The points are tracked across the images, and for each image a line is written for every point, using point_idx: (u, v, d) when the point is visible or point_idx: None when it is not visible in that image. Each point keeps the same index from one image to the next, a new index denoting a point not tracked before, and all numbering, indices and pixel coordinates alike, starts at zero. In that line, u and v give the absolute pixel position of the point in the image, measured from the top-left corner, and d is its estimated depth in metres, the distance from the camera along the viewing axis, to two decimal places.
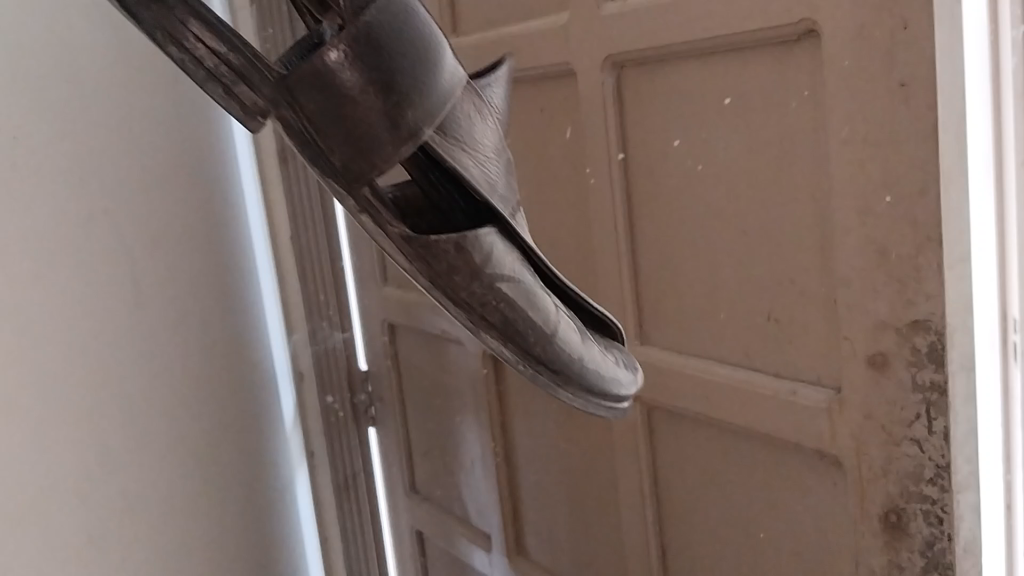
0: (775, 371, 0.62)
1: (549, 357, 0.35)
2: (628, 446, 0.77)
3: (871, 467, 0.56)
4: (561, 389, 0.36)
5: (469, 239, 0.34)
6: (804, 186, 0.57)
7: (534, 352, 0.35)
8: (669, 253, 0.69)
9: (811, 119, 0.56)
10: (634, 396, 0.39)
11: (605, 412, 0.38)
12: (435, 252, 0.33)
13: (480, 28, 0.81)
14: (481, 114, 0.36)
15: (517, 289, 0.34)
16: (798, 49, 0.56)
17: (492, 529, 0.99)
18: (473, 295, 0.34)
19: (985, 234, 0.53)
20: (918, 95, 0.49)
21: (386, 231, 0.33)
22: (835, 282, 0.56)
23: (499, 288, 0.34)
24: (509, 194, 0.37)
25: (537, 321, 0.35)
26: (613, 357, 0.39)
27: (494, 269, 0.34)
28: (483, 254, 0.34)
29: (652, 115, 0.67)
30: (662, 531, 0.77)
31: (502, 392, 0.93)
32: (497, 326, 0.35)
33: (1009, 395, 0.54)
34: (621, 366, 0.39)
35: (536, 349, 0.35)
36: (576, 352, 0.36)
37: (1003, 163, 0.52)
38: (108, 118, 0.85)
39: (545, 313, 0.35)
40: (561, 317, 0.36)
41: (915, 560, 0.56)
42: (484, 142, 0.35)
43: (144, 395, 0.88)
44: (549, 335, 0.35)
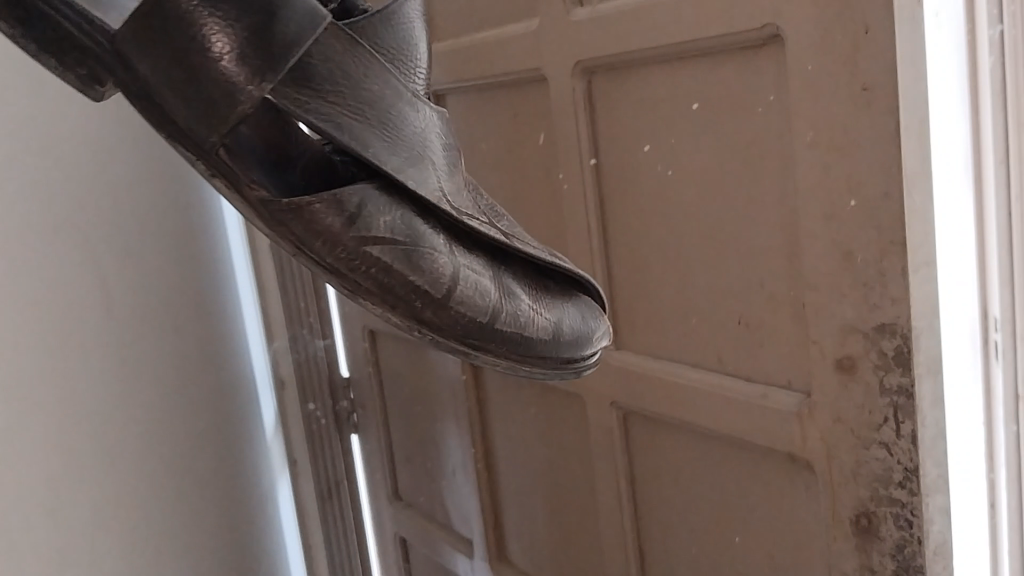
0: (746, 375, 0.62)
1: (444, 321, 0.35)
2: (604, 450, 0.77)
3: (841, 470, 0.56)
4: (476, 350, 0.36)
5: (332, 199, 0.35)
6: (771, 190, 0.57)
7: (427, 318, 0.35)
8: (641, 258, 0.69)
9: (777, 123, 0.56)
10: (585, 345, 0.38)
11: (548, 365, 0.38)
12: (297, 216, 0.35)
13: (453, 34, 0.81)
14: (382, 89, 0.36)
15: (391, 251, 0.35)
16: (764, 54, 0.56)
17: (474, 535, 0.99)
18: (343, 259, 0.35)
19: (964, 234, 0.54)
20: (880, 99, 0.49)
21: (249, 192, 0.36)
22: (804, 286, 0.56)
23: (369, 251, 0.35)
24: (416, 172, 0.36)
25: (421, 285, 0.35)
26: (539, 306, 0.37)
27: (362, 228, 0.35)
28: (349, 213, 0.35)
29: (623, 121, 0.67)
30: (640, 535, 0.77)
31: (482, 398, 0.93)
32: (378, 291, 0.35)
33: (991, 394, 0.56)
34: (550, 314, 0.37)
35: (428, 314, 0.35)
36: (480, 312, 0.35)
37: (980, 161, 0.53)
38: (79, 127, 0.85)
39: (431, 273, 0.35)
40: (455, 274, 0.36)
41: (886, 563, 0.56)
42: (398, 127, 0.36)
43: (118, 405, 0.88)
44: (437, 297, 0.35)
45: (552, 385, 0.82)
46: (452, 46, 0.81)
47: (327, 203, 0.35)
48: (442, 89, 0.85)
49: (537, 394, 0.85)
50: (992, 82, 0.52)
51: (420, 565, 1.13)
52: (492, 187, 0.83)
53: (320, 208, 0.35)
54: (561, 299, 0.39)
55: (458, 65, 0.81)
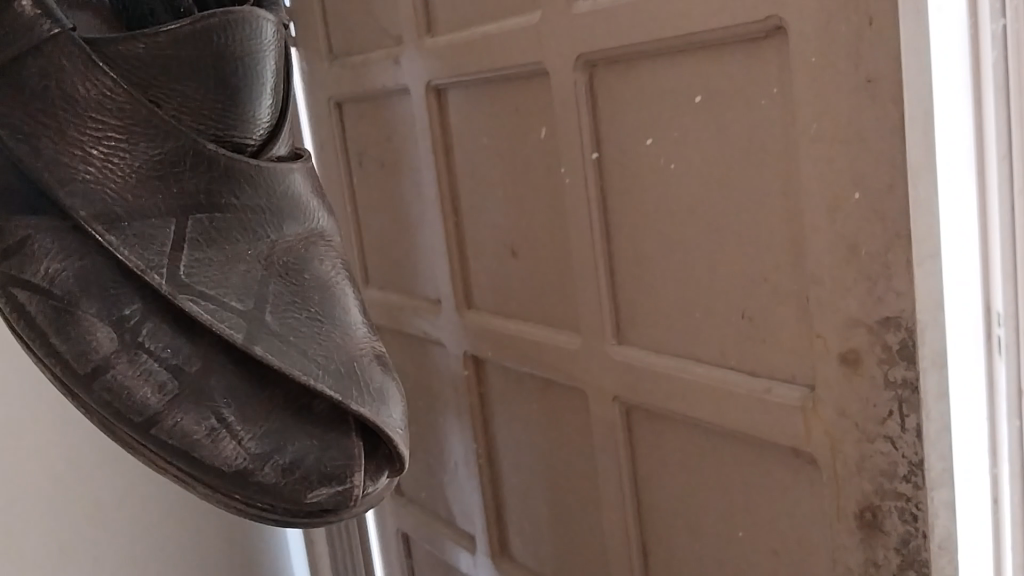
0: (750, 370, 0.62)
1: (162, 442, 0.49)
2: (607, 445, 0.77)
3: (846, 465, 0.56)
4: (195, 476, 0.49)
5: (125, 350, 0.49)
6: (775, 183, 0.57)
7: (153, 440, 0.49)
8: (643, 252, 0.69)
9: (780, 115, 0.56)
10: (329, 498, 0.50)
11: (270, 510, 0.50)
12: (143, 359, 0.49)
13: (454, 28, 0.81)
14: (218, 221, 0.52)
15: (106, 382, 0.48)
16: (767, 46, 0.55)
17: (476, 531, 0.99)
18: (98, 387, 0.49)
19: (963, 228, 0.54)
20: (884, 90, 0.49)
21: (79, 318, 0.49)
22: (807, 280, 0.56)
23: (104, 383, 0.48)
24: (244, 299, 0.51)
25: (132, 415, 0.48)
26: (303, 462, 0.50)
27: (116, 365, 0.48)
28: (115, 355, 0.49)
29: (625, 114, 0.67)
30: (643, 530, 0.76)
31: (484, 393, 0.93)
32: (107, 412, 0.49)
33: (994, 388, 0.55)
34: (296, 463, 0.49)
35: (156, 439, 0.49)
36: (173, 445, 0.48)
37: (982, 155, 0.52)
38: None
39: (143, 412, 0.48)
40: (174, 420, 0.49)
41: (891, 557, 0.55)
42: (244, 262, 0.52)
43: None
44: (161, 435, 0.48)
45: (554, 380, 0.82)
46: (451, 41, 0.81)
47: (168, 351, 0.49)
48: (443, 83, 0.85)
49: (538, 389, 0.85)
50: (995, 75, 0.50)
51: (423, 560, 1.13)
52: (493, 182, 0.83)
53: (160, 354, 0.49)
54: (321, 435, 0.51)
55: (457, 60, 0.80)
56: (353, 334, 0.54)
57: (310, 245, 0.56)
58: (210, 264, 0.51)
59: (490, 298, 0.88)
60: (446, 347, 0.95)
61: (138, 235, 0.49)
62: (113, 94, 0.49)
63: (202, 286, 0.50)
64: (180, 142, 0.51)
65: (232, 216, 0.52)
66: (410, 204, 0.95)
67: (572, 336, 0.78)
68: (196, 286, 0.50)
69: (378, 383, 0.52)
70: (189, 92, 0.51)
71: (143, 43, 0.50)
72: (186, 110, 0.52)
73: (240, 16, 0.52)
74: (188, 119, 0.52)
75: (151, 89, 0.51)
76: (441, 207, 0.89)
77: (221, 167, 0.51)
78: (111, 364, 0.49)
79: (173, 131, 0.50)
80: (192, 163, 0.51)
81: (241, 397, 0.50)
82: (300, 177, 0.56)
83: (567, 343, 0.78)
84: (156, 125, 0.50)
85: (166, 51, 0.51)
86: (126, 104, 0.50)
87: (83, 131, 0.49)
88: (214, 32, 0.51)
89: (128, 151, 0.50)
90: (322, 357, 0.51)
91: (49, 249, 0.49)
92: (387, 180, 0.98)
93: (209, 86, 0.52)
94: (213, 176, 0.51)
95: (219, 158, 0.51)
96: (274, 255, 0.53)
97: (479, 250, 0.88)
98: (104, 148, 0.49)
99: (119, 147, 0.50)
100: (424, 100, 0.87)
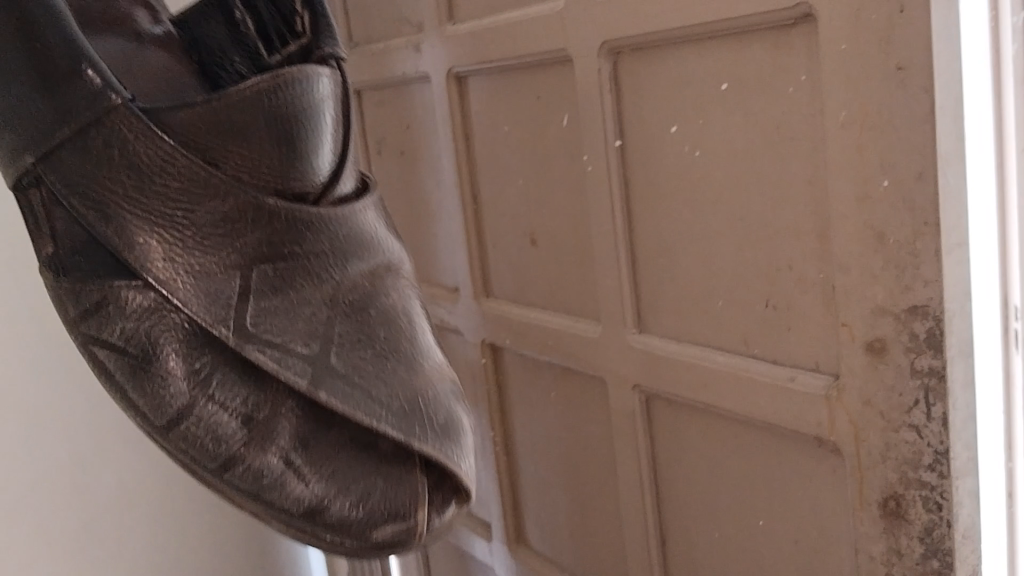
0: (773, 358, 0.62)
1: (229, 478, 0.46)
2: (626, 434, 0.77)
3: (870, 454, 0.56)
4: (257, 506, 0.46)
5: (213, 375, 0.46)
6: (802, 171, 0.57)
7: (223, 473, 0.46)
8: (667, 240, 0.69)
9: (808, 102, 0.55)
10: (396, 530, 0.46)
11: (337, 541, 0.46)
12: (214, 396, 0.46)
13: (475, 15, 0.81)
14: (283, 282, 0.48)
15: (179, 421, 0.45)
16: (796, 33, 0.55)
17: (492, 519, 0.99)
18: (170, 420, 0.46)
19: (984, 221, 0.53)
20: (915, 78, 0.48)
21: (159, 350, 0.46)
22: (834, 268, 0.56)
23: (178, 423, 0.45)
24: (296, 363, 0.46)
25: (198, 455, 0.46)
26: (369, 498, 0.46)
27: (196, 402, 0.46)
28: (192, 393, 0.46)
29: (650, 102, 0.67)
30: (662, 519, 0.77)
31: (502, 381, 0.93)
32: (181, 446, 0.46)
33: (1009, 382, 0.54)
34: (363, 501, 0.46)
35: (223, 473, 0.46)
36: (242, 479, 0.45)
37: (1003, 148, 0.52)
38: None
39: (212, 448, 0.45)
40: (246, 453, 0.46)
41: (914, 547, 0.55)
42: (296, 326, 0.47)
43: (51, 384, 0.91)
44: (226, 469, 0.45)
45: (573, 369, 0.82)
46: (473, 29, 0.80)
47: (241, 398, 0.46)
48: (464, 71, 0.84)
49: (557, 378, 0.85)
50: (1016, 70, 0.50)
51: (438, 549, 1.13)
52: (514, 170, 0.83)
53: (232, 405, 0.46)
54: (385, 473, 0.47)
55: (479, 48, 0.80)
56: (430, 366, 0.51)
57: (381, 278, 0.53)
58: (269, 317, 0.47)
59: (509, 287, 0.88)
60: (463, 335, 0.95)
61: (202, 300, 0.46)
62: (179, 160, 0.47)
63: (271, 334, 0.47)
64: (245, 201, 0.47)
65: (298, 269, 0.49)
66: (429, 193, 0.95)
67: (592, 324, 0.78)
68: (261, 335, 0.46)
69: (447, 417, 0.49)
70: (255, 152, 0.48)
71: (204, 108, 0.47)
72: (254, 171, 0.48)
73: (301, 71, 0.49)
74: (251, 178, 0.48)
75: (218, 151, 0.48)
76: (461, 195, 0.89)
77: (288, 218, 0.48)
78: (188, 410, 0.46)
79: (238, 191, 0.47)
80: (254, 221, 0.48)
81: (311, 442, 0.47)
82: (369, 214, 0.54)
83: (586, 331, 0.78)
84: (222, 185, 0.47)
85: (226, 111, 0.47)
86: (191, 172, 0.47)
87: (152, 199, 0.47)
88: (272, 89, 0.48)
89: (191, 219, 0.47)
90: (394, 401, 0.47)
91: (122, 294, 0.46)
92: (407, 167, 0.98)
93: (276, 140, 0.48)
94: (280, 228, 0.48)
95: (287, 212, 0.48)
96: (344, 293, 0.50)
97: (498, 238, 0.88)
98: (168, 203, 0.47)
99: (182, 213, 0.47)
100: (445, 87, 0.87)
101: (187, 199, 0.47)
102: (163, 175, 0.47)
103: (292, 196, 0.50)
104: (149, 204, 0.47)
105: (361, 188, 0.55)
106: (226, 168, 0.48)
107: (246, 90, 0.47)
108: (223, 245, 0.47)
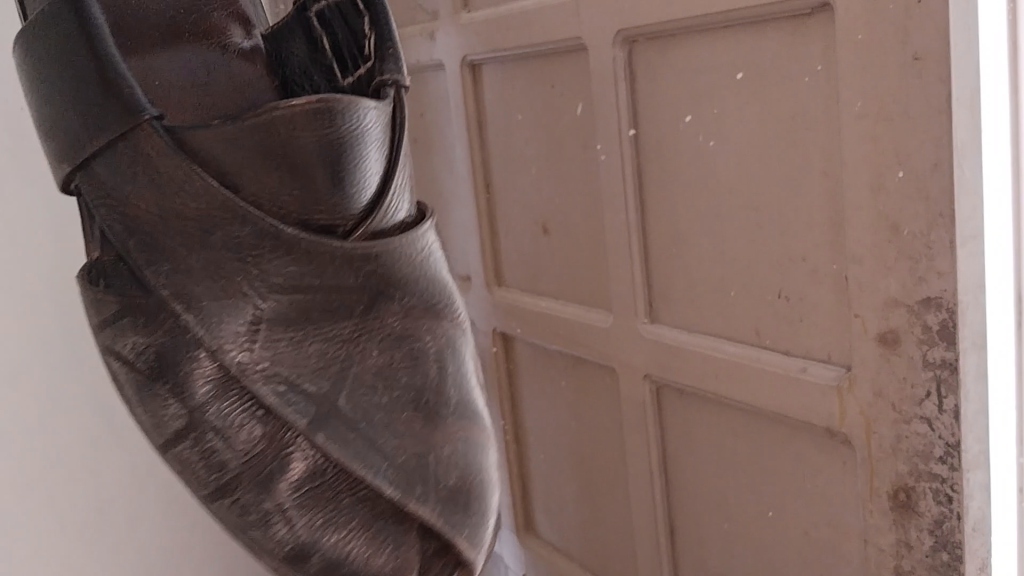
0: (785, 349, 0.62)
1: (221, 504, 0.52)
2: (636, 424, 0.77)
3: (880, 446, 0.56)
4: (244, 537, 0.52)
5: (218, 408, 0.51)
6: (817, 162, 0.57)
7: (216, 500, 0.52)
8: (679, 230, 0.69)
9: (823, 93, 0.55)
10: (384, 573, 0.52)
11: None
12: (221, 427, 0.51)
13: (490, 3, 0.81)
14: (301, 327, 0.52)
15: (187, 442, 0.52)
16: (813, 23, 0.55)
17: (502, 507, 0.99)
18: (178, 441, 0.52)
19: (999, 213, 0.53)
20: (931, 68, 0.48)
21: (179, 373, 0.52)
22: (846, 259, 0.56)
23: (182, 443, 0.52)
24: (302, 407, 0.51)
25: (199, 476, 0.52)
26: (355, 546, 0.52)
27: (200, 430, 0.51)
28: (201, 421, 0.51)
29: (664, 91, 0.67)
30: (671, 509, 0.77)
31: (513, 370, 0.94)
32: (180, 464, 0.52)
33: None
34: (352, 548, 0.52)
35: (217, 500, 0.52)
36: (231, 506, 0.52)
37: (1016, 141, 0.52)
38: None
39: (211, 473, 0.51)
40: (240, 486, 0.51)
41: (924, 539, 0.55)
42: (303, 371, 0.51)
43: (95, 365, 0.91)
44: (221, 496, 0.52)
45: (583, 359, 0.82)
46: (487, 17, 0.80)
47: (246, 430, 0.51)
48: (477, 59, 0.84)
49: (568, 367, 0.85)
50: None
51: None
52: (527, 159, 0.83)
53: (232, 436, 0.51)
54: (377, 531, 0.52)
55: (493, 36, 0.80)
56: (445, 415, 0.55)
57: (418, 320, 0.55)
58: (281, 360, 0.51)
59: (520, 276, 0.88)
60: (475, 324, 0.96)
61: (211, 327, 0.50)
62: (202, 180, 0.50)
63: (279, 370, 0.51)
64: (266, 224, 0.50)
65: (316, 300, 0.52)
66: (442, 181, 0.95)
67: (603, 314, 0.78)
68: (268, 367, 0.51)
69: (452, 479, 0.54)
70: (280, 175, 0.51)
71: (229, 130, 0.50)
72: (279, 193, 0.51)
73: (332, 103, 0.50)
74: (277, 203, 0.51)
75: (247, 171, 0.51)
76: (474, 183, 0.89)
77: (311, 257, 0.51)
78: (190, 434, 0.52)
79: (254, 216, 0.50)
80: (271, 247, 0.50)
81: (306, 487, 0.52)
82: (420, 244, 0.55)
83: (597, 320, 0.78)
84: (244, 211, 0.50)
85: (257, 137, 0.50)
86: (213, 194, 0.50)
87: (174, 219, 0.51)
88: (314, 117, 0.50)
89: (211, 238, 0.51)
90: (386, 446, 0.52)
91: (139, 326, 0.52)
92: (420, 155, 0.98)
93: (300, 167, 0.51)
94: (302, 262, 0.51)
95: (305, 245, 0.51)
96: (365, 334, 0.53)
97: (510, 227, 0.88)
98: (191, 232, 0.51)
99: (203, 230, 0.51)
100: (459, 75, 0.87)
101: (212, 227, 0.51)
102: (187, 196, 0.50)
103: (320, 224, 0.52)
104: (164, 221, 0.51)
105: (414, 220, 0.56)
106: (249, 189, 0.51)
107: (272, 118, 0.50)
108: (238, 270, 0.51)
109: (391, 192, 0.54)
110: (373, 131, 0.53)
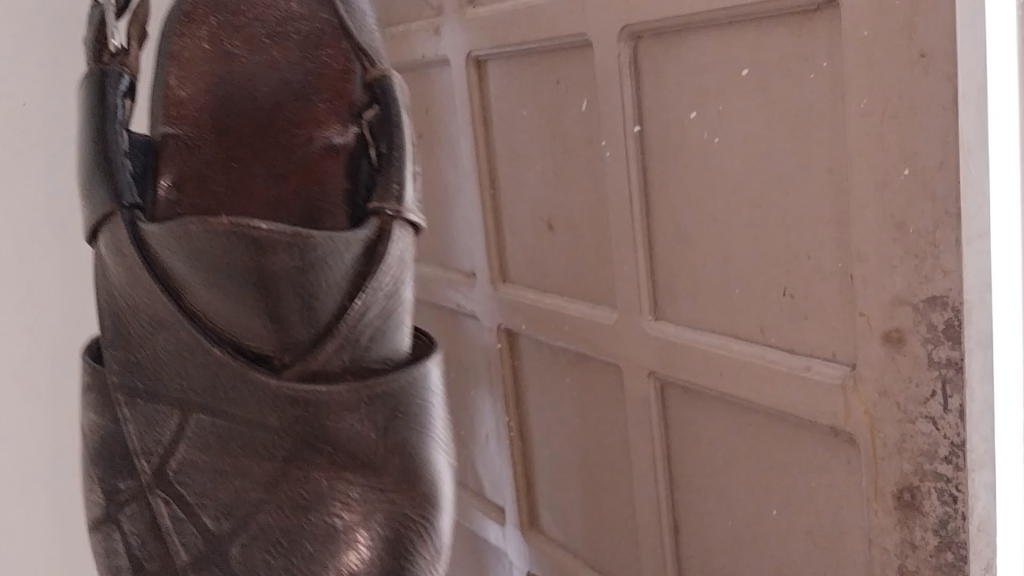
0: (790, 347, 0.62)
1: None
2: (641, 422, 0.76)
3: (885, 445, 0.56)
4: None
5: (136, 513, 0.58)
6: (822, 160, 0.56)
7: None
8: (684, 227, 0.68)
9: (828, 91, 0.55)
10: None
11: None
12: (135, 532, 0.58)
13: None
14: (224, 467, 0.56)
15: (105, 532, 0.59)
16: (818, 20, 0.54)
17: (506, 503, 0.99)
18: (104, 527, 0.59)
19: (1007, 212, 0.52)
20: (937, 66, 0.48)
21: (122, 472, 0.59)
22: (851, 257, 0.56)
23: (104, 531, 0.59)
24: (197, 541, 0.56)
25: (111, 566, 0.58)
26: None
27: (120, 526, 0.58)
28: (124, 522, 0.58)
29: (669, 88, 0.66)
30: (675, 506, 0.76)
31: (517, 366, 0.93)
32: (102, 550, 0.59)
33: None
34: None
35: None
36: None
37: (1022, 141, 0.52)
38: None
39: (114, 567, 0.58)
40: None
41: (928, 539, 0.55)
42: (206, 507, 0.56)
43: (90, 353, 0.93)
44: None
45: (588, 356, 0.82)
46: (493, 13, 0.80)
47: (143, 540, 0.57)
48: (483, 55, 0.84)
49: (573, 364, 0.85)
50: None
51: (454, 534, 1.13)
52: (532, 156, 0.83)
53: (132, 541, 0.57)
54: None
55: (498, 31, 0.80)
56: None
57: (334, 482, 0.54)
58: (194, 497, 0.57)
59: (525, 272, 0.88)
60: (480, 320, 0.95)
61: (142, 426, 0.58)
62: (153, 281, 0.57)
63: (185, 492, 0.57)
64: (195, 333, 0.56)
65: (243, 419, 0.55)
66: (447, 176, 0.95)
67: (608, 311, 0.78)
68: (185, 493, 0.57)
69: None
70: (223, 298, 0.55)
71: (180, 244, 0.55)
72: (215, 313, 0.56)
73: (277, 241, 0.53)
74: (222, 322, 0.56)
75: (194, 285, 0.56)
76: (479, 178, 0.89)
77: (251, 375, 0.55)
78: (113, 528, 0.58)
79: (192, 324, 0.56)
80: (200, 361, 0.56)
81: None
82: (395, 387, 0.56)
83: (602, 317, 0.78)
84: (188, 317, 0.57)
85: (202, 268, 0.54)
86: (162, 296, 0.57)
87: (133, 308, 0.58)
88: (274, 245, 0.53)
89: (158, 333, 0.57)
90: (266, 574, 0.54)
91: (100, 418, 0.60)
92: (426, 151, 0.98)
93: (243, 292, 0.54)
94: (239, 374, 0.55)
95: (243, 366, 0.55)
96: (278, 488, 0.55)
97: (515, 223, 0.88)
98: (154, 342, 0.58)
99: (156, 324, 0.57)
100: (465, 71, 0.86)
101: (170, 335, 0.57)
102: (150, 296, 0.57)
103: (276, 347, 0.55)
104: (134, 299, 0.58)
105: (388, 347, 0.57)
106: (193, 297, 0.57)
107: (213, 243, 0.53)
108: (175, 370, 0.57)
109: (353, 326, 0.55)
110: (328, 268, 0.54)
